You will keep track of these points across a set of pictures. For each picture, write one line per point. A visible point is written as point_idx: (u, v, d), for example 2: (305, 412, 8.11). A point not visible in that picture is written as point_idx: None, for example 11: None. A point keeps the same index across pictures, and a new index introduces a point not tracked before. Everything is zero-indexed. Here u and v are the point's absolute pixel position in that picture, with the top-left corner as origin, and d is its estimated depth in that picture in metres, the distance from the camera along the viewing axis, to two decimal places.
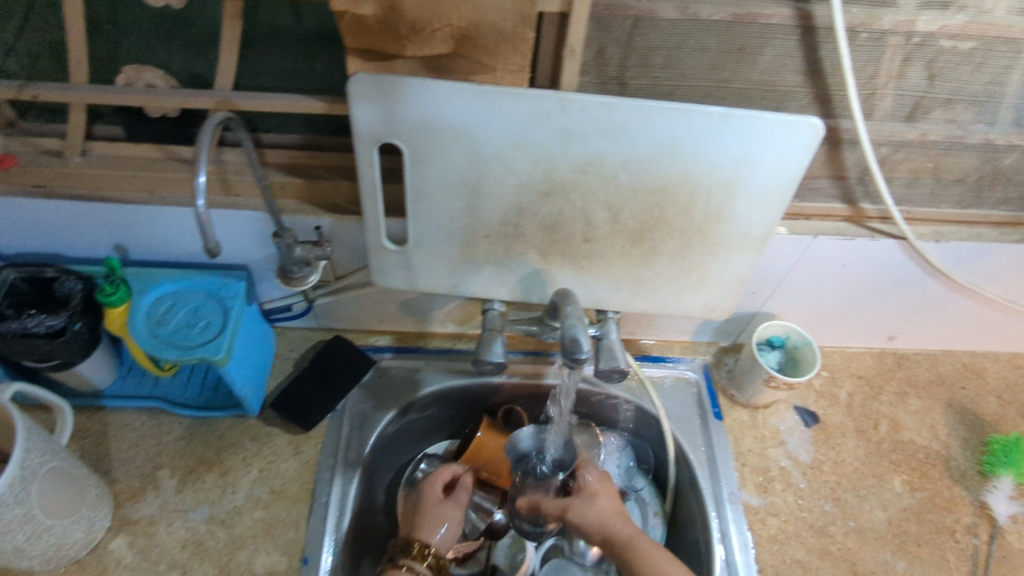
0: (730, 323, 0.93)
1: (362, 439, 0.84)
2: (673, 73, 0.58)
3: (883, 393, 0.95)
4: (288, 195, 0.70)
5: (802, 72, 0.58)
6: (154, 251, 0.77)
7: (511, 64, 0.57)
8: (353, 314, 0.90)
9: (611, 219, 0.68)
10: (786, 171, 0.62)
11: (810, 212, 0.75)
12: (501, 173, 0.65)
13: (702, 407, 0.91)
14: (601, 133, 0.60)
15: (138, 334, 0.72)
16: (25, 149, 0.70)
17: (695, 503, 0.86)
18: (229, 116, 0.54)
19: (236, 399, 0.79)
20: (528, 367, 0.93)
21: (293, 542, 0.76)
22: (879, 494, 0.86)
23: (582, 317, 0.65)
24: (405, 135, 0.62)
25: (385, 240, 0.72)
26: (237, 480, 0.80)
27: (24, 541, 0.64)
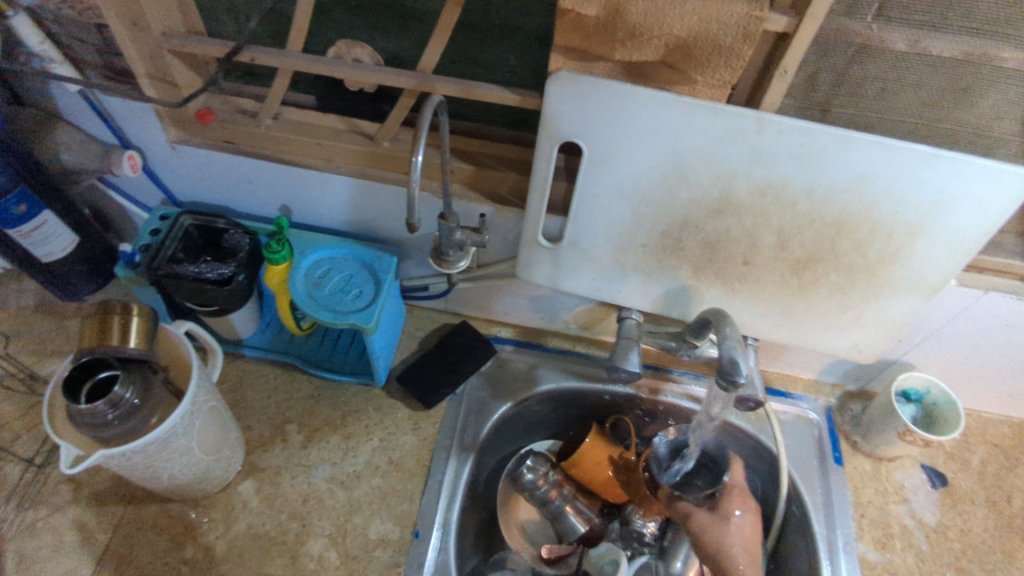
0: (863, 368, 0.90)
1: (478, 425, 0.86)
2: (882, 105, 0.56)
3: (1020, 467, 0.90)
4: (457, 180, 0.72)
5: (1023, 120, 0.56)
6: (316, 216, 0.81)
7: (716, 79, 0.57)
8: (483, 303, 0.92)
9: (778, 246, 0.67)
10: (984, 220, 0.59)
11: (985, 266, 0.72)
12: (676, 185, 0.64)
13: (822, 449, 0.88)
14: (793, 158, 0.59)
15: (296, 292, 0.75)
16: (222, 106, 0.73)
17: (806, 546, 0.83)
18: (441, 100, 0.55)
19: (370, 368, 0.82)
20: (645, 380, 0.93)
21: (406, 514, 0.78)
22: (1007, 571, 0.81)
23: (740, 340, 0.63)
24: (590, 136, 0.62)
25: (540, 235, 0.73)
26: (358, 445, 0.83)
27: (178, 470, 0.68)
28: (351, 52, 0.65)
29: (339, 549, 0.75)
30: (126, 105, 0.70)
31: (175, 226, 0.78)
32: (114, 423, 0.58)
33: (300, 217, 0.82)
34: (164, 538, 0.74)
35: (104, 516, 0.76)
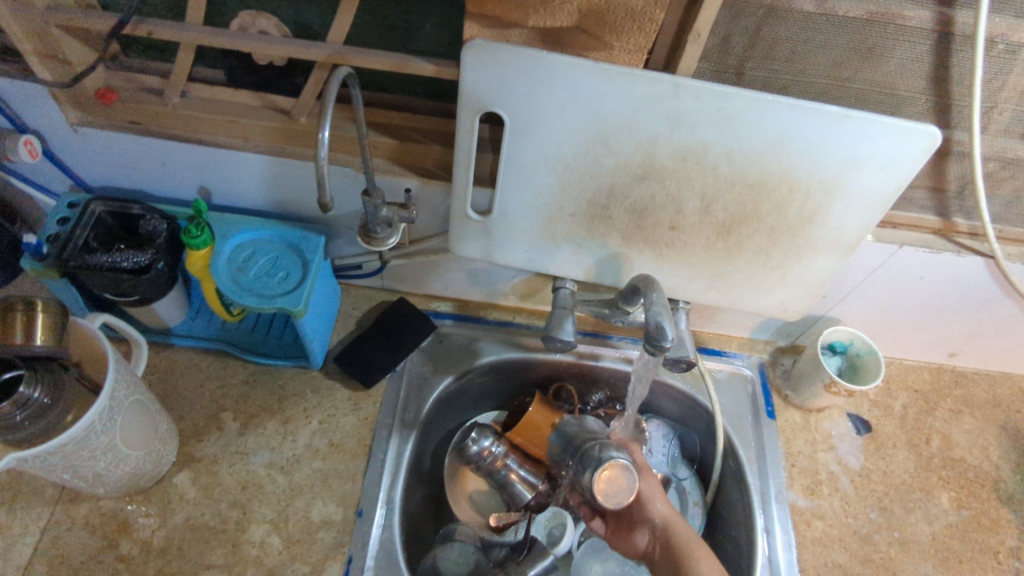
0: (792, 324, 0.92)
1: (420, 401, 0.85)
2: (794, 67, 0.57)
3: (938, 409, 0.95)
4: (380, 155, 0.70)
5: (927, 79, 0.57)
6: (237, 197, 0.78)
7: (632, 44, 0.56)
8: (420, 278, 0.91)
9: (701, 210, 0.68)
10: (893, 177, 0.61)
11: (900, 221, 0.74)
12: (600, 153, 0.64)
13: (755, 404, 0.92)
14: (711, 122, 0.59)
15: (219, 278, 0.73)
16: (126, 84, 0.70)
17: (741, 498, 0.86)
18: (349, 72, 0.53)
19: (304, 351, 0.80)
20: (585, 347, 0.94)
21: (349, 494, 0.78)
22: (925, 507, 0.86)
23: (667, 306, 0.65)
24: (510, 106, 0.61)
25: (469, 209, 0.72)
26: (297, 430, 0.82)
27: (103, 467, 0.65)
28: (257, 24, 0.61)
29: (281, 535, 0.75)
30: (16, 86, 0.65)
31: (85, 214, 0.73)
32: (25, 424, 0.56)
33: (220, 199, 0.79)
34: (96, 537, 0.72)
35: (30, 518, 0.73)
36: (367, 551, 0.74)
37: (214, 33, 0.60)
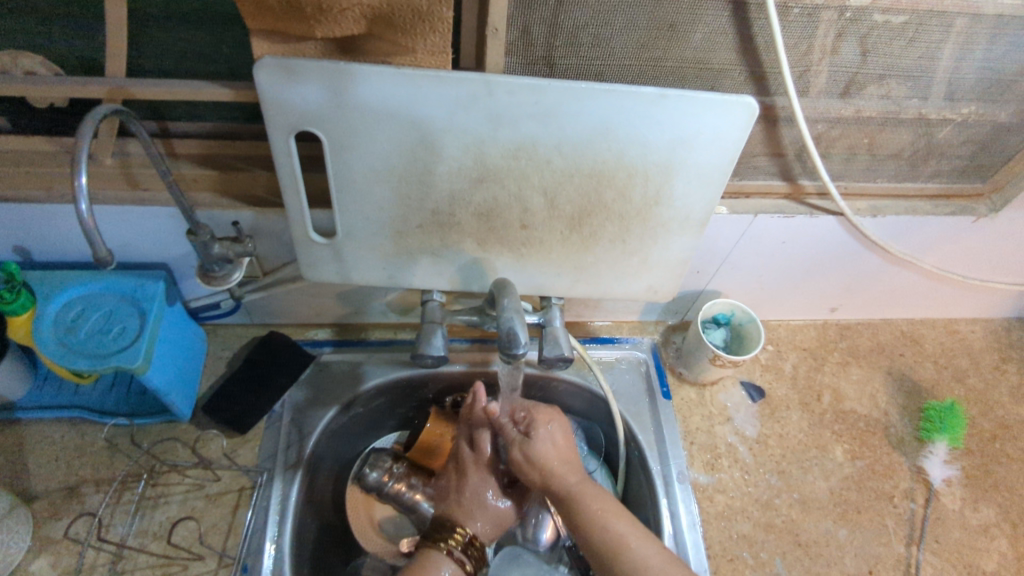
0: (675, 303, 0.92)
1: (302, 438, 0.81)
2: (602, 52, 0.56)
3: (826, 364, 0.97)
4: (202, 189, 0.65)
5: (736, 49, 0.58)
6: (58, 253, 0.72)
7: (431, 45, 0.54)
8: (288, 309, 0.86)
9: (548, 205, 0.65)
10: (723, 151, 0.60)
11: (751, 190, 0.74)
12: (429, 160, 0.61)
13: (650, 386, 0.91)
14: (531, 116, 0.57)
15: (44, 344, 0.66)
16: None
17: (645, 483, 0.85)
18: (115, 107, 0.49)
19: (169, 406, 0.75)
20: (475, 355, 0.91)
21: (229, 551, 0.72)
22: (821, 464, 0.88)
23: (520, 309, 0.63)
24: (322, 124, 0.58)
25: (312, 233, 0.68)
26: (169, 491, 0.75)
27: None
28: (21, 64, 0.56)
29: None
30: None
31: None
32: None
33: (42, 256, 0.72)
34: None
35: None
36: None
37: None
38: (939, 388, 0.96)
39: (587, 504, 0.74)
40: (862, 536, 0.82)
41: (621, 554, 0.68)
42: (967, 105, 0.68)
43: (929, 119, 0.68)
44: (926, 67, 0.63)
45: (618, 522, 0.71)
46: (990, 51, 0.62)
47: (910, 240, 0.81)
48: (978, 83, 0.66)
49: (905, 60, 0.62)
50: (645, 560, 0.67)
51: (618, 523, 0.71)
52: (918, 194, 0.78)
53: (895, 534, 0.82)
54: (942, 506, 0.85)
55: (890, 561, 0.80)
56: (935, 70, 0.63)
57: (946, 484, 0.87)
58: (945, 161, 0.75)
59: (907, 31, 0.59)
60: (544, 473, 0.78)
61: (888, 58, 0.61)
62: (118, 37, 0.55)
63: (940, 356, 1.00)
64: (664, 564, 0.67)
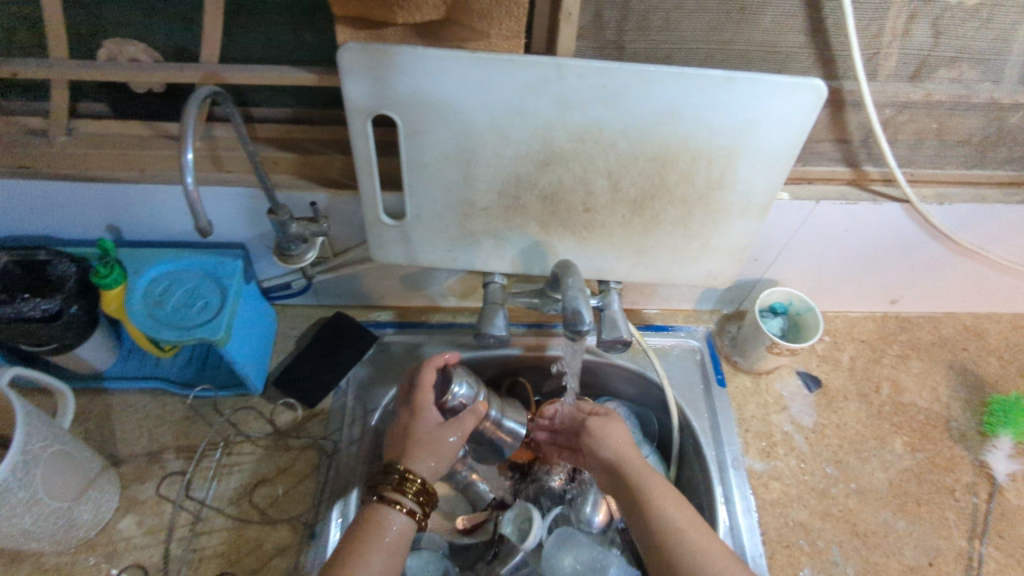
0: (731, 291, 0.93)
1: (367, 413, 0.84)
2: (672, 36, 0.58)
3: (885, 357, 0.96)
4: (282, 171, 0.69)
5: (805, 32, 0.58)
6: (146, 232, 0.77)
7: (505, 30, 0.56)
8: (353, 290, 0.89)
9: (611, 188, 0.67)
10: (790, 134, 0.61)
11: (813, 176, 0.74)
12: (497, 144, 0.63)
13: (705, 374, 0.92)
14: (599, 100, 0.59)
15: (135, 316, 0.71)
16: (9, 129, 0.68)
17: (699, 468, 0.86)
18: (214, 89, 0.53)
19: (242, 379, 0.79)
20: (531, 339, 0.92)
21: (299, 517, 0.76)
22: (880, 455, 0.87)
23: (584, 288, 0.65)
24: (398, 107, 0.60)
25: (382, 214, 0.71)
26: (243, 460, 0.80)
27: (32, 523, 0.64)
28: (125, 52, 0.60)
29: (233, 565, 0.73)
30: None
31: None
32: None
33: (131, 235, 0.77)
34: None
35: None
36: None
37: (83, 66, 0.58)
38: (1004, 383, 0.94)
39: (646, 484, 0.69)
40: (922, 527, 0.81)
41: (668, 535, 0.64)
42: None
43: (1001, 104, 0.67)
44: (1000, 49, 0.62)
45: (692, 529, 0.64)
46: None
47: (977, 228, 0.80)
48: None
49: (978, 43, 0.61)
50: (698, 543, 0.63)
51: (671, 514, 0.66)
52: (988, 181, 0.77)
53: (956, 528, 0.81)
54: (1007, 501, 0.84)
55: (951, 554, 0.79)
56: (1008, 53, 0.63)
57: (1011, 479, 0.85)
58: (1018, 147, 0.74)
59: (980, 12, 0.59)
60: (614, 461, 0.73)
61: (961, 40, 0.61)
62: (213, 25, 0.59)
63: (1006, 351, 0.97)
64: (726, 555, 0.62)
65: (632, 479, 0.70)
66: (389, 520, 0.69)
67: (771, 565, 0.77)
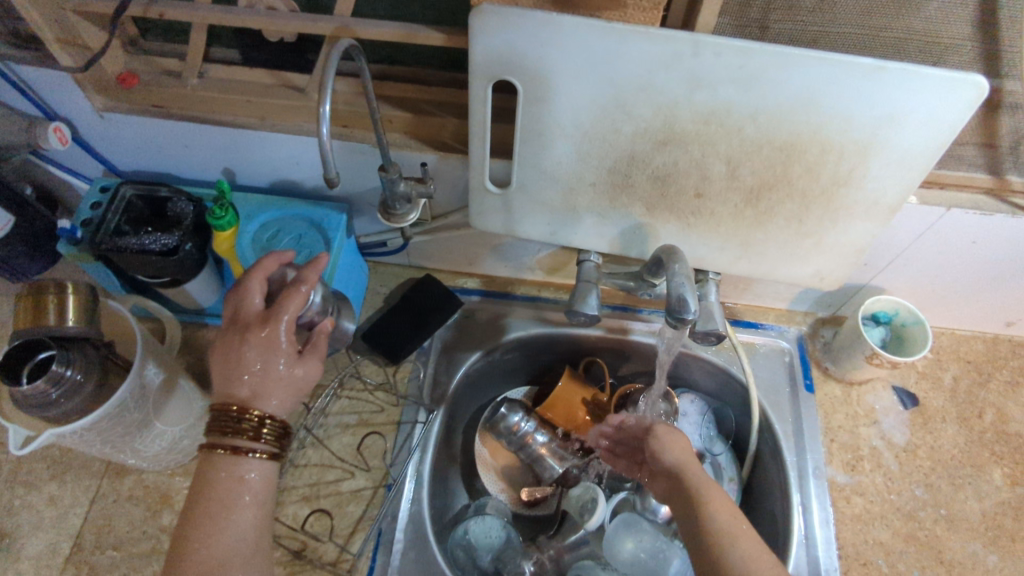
0: (832, 295, 0.88)
1: (449, 376, 0.85)
2: (822, 17, 0.55)
3: (992, 381, 0.90)
4: (395, 129, 0.70)
5: (972, 23, 0.54)
6: (259, 178, 0.79)
7: (645, 1, 0.54)
8: (445, 254, 0.90)
9: (728, 174, 0.64)
10: (936, 133, 0.57)
11: (947, 181, 0.69)
12: (617, 119, 0.61)
13: (793, 377, 0.88)
14: (733, 81, 0.56)
15: (244, 258, 0.74)
16: (146, 68, 0.71)
17: (776, 473, 0.83)
18: (352, 43, 0.53)
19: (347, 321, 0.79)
20: (613, 321, 0.91)
21: (378, 470, 0.78)
22: (976, 484, 0.82)
23: (691, 277, 0.63)
24: (522, 74, 0.59)
25: (487, 182, 0.70)
26: (329, 408, 0.82)
27: (141, 442, 0.69)
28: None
29: (312, 506, 0.76)
30: (43, 75, 0.67)
31: (116, 199, 0.75)
32: (59, 400, 0.60)
33: (244, 179, 0.80)
34: (140, 508, 0.75)
35: (80, 490, 0.77)
36: (396, 524, 0.75)
37: (224, 11, 0.60)
38: None
39: (702, 492, 0.63)
40: (1015, 565, 0.76)
41: (717, 539, 0.58)
42: None
43: None
44: None
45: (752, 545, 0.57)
46: None
47: None
48: None
49: None
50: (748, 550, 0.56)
51: (718, 517, 0.60)
52: None
53: None
54: None
55: None
56: None
57: None
58: None
59: None
60: (674, 466, 0.68)
61: None
62: None
63: None
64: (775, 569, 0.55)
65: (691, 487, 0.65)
66: (245, 471, 0.57)
67: None
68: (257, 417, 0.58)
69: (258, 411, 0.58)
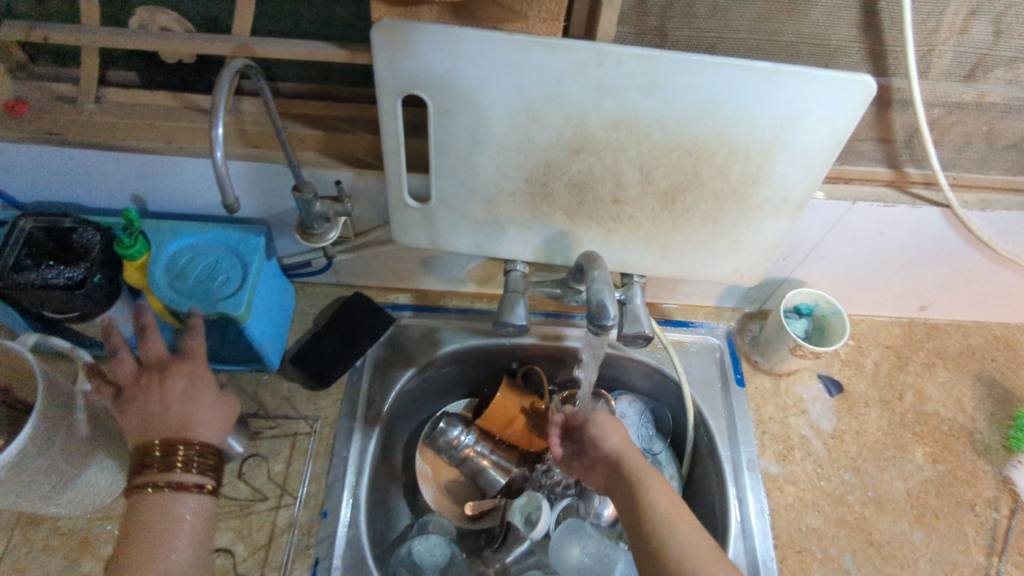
0: (756, 290, 0.91)
1: (384, 395, 0.84)
2: (716, 23, 0.56)
3: (910, 364, 0.94)
4: (308, 148, 0.68)
5: (857, 25, 0.57)
6: (170, 203, 0.76)
7: (545, 12, 0.55)
8: (373, 271, 0.88)
9: (642, 179, 0.65)
10: (832, 132, 0.59)
11: (851, 176, 0.72)
12: (529, 129, 0.61)
13: (724, 371, 0.90)
14: (637, 88, 0.57)
15: (156, 287, 0.71)
16: (38, 95, 0.68)
17: (713, 469, 0.85)
18: (248, 63, 0.51)
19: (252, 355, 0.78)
20: (548, 329, 0.91)
21: (313, 496, 0.76)
22: (900, 465, 0.85)
23: (610, 283, 0.64)
24: (431, 88, 0.59)
25: (407, 197, 0.69)
26: (256, 437, 0.79)
27: (51, 489, 0.65)
28: (158, 20, 0.59)
29: (244, 539, 0.73)
30: None
31: (15, 232, 0.72)
32: None
33: (156, 205, 0.77)
34: (58, 558, 0.71)
35: None
36: (333, 551, 0.73)
37: (114, 33, 0.58)
38: None
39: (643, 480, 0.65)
40: (939, 540, 0.80)
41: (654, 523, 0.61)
42: None
43: None
44: None
45: (684, 528, 0.60)
46: None
47: (1018, 238, 0.77)
48: None
49: None
50: (683, 534, 0.59)
51: (657, 501, 0.63)
52: None
53: (975, 543, 0.80)
54: None
55: (968, 569, 0.78)
56: None
57: None
58: None
59: None
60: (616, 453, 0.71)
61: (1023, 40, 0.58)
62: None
63: None
64: (709, 550, 0.58)
65: (634, 474, 0.67)
66: (179, 505, 0.61)
67: (783, 569, 0.76)
68: (185, 450, 0.63)
69: (185, 444, 0.63)
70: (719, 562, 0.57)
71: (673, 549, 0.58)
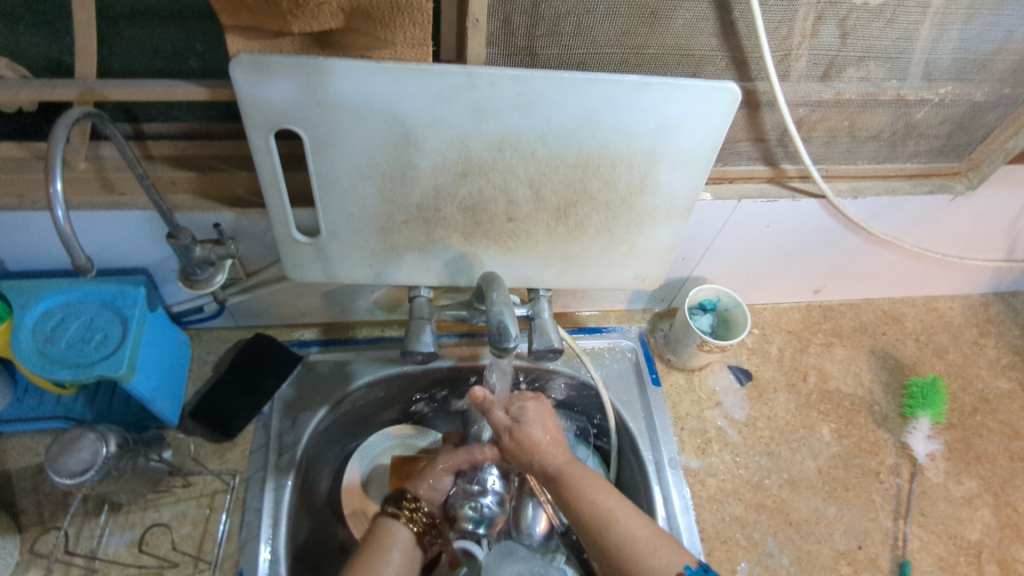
0: (661, 290, 0.93)
1: (295, 438, 0.80)
2: (583, 40, 0.58)
3: (811, 345, 0.98)
4: (180, 191, 0.65)
5: (716, 35, 0.59)
6: (33, 262, 0.70)
7: (411, 39, 0.54)
8: (273, 309, 0.85)
9: (533, 197, 0.65)
10: (705, 137, 0.61)
11: (733, 175, 0.75)
12: (412, 156, 0.60)
13: (639, 373, 0.92)
14: (514, 109, 0.57)
15: (24, 354, 0.65)
16: None
17: (637, 470, 0.86)
18: (88, 110, 0.48)
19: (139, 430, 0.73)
20: (463, 350, 0.90)
21: (225, 556, 0.72)
22: (809, 444, 0.89)
23: (510, 302, 0.63)
24: (304, 121, 0.56)
25: (295, 233, 0.66)
26: (160, 500, 0.74)
27: None
28: None
29: None
30: None
31: None
32: None
33: (17, 265, 0.71)
34: None
35: None
36: None
37: None
38: (921, 365, 0.98)
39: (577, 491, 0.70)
40: (850, 512, 0.84)
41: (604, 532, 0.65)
42: (944, 85, 0.69)
43: (906, 100, 0.69)
44: (904, 48, 0.64)
45: (630, 520, 0.66)
46: (965, 31, 0.63)
47: (890, 220, 0.82)
48: (954, 63, 0.66)
49: (884, 42, 0.63)
50: (631, 534, 0.64)
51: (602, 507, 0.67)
52: (898, 174, 0.79)
53: (882, 509, 0.84)
54: (927, 479, 0.87)
55: (878, 535, 0.82)
56: (911, 52, 0.64)
57: (930, 458, 0.89)
58: (924, 141, 0.76)
59: (884, 13, 0.60)
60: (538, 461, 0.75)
61: (867, 40, 0.62)
62: (89, 38, 0.54)
63: (921, 334, 1.01)
64: (653, 537, 0.64)
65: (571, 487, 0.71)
66: None
67: (709, 561, 0.78)
68: None
69: None
70: (662, 547, 0.63)
71: (621, 550, 0.63)
